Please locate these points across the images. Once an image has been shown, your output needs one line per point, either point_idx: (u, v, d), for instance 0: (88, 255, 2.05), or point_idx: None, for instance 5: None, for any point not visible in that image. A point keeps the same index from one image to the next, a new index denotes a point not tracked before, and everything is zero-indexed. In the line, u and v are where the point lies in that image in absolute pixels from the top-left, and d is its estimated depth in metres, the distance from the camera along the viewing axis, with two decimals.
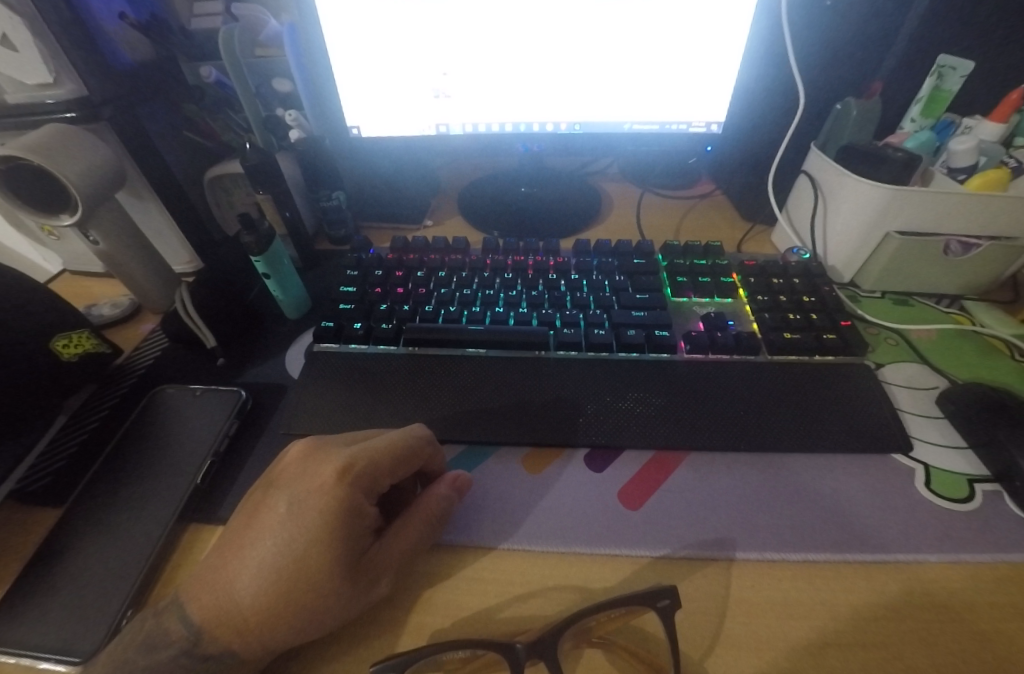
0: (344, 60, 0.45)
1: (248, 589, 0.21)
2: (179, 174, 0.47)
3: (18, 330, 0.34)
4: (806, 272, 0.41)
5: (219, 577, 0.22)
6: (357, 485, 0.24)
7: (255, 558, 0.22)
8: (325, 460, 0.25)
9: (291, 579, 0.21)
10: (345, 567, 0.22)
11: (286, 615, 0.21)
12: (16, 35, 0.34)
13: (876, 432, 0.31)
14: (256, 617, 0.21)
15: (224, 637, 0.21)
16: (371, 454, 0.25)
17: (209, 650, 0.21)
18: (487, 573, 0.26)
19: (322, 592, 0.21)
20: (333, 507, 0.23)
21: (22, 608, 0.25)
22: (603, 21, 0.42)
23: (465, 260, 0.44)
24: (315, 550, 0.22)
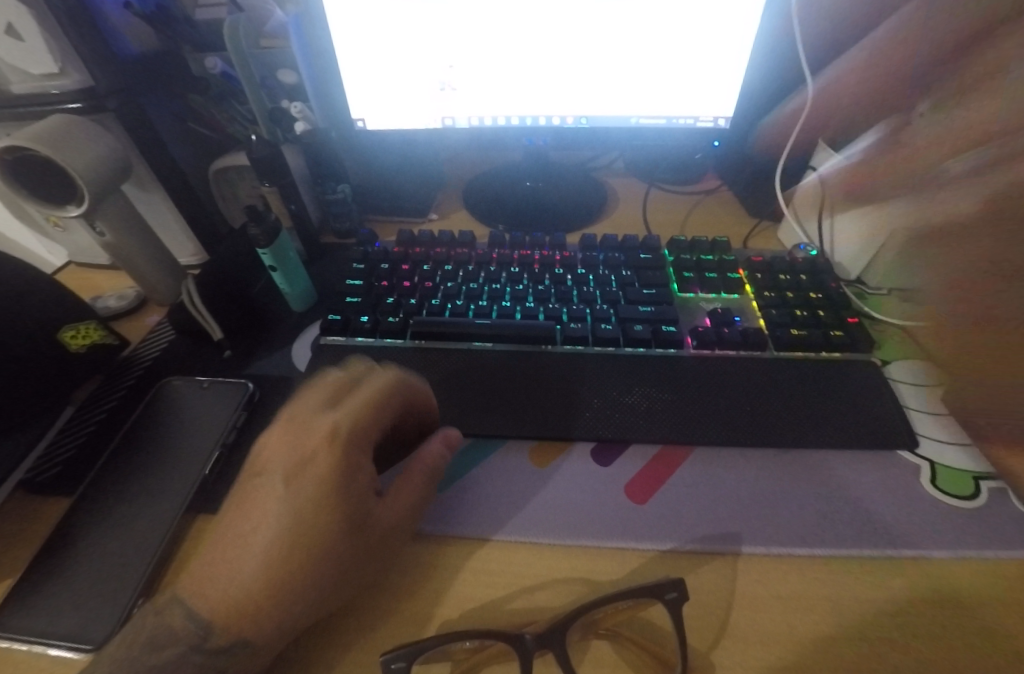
0: (350, 51, 0.45)
1: (254, 568, 0.21)
2: (184, 166, 0.47)
3: (27, 322, 0.34)
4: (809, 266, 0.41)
5: (220, 567, 0.22)
6: (349, 440, 0.25)
7: (254, 536, 0.22)
8: (311, 429, 0.26)
9: (297, 547, 0.22)
10: (351, 523, 0.23)
11: (296, 584, 0.21)
12: (23, 24, 0.34)
13: (882, 429, 0.31)
14: (266, 593, 0.21)
15: (236, 626, 0.21)
16: (362, 415, 0.26)
17: (219, 644, 0.21)
18: (491, 567, 0.26)
19: (332, 553, 0.22)
20: (332, 469, 0.23)
21: (34, 597, 0.25)
22: (611, 13, 0.42)
23: (471, 254, 0.44)
24: (318, 514, 0.22)
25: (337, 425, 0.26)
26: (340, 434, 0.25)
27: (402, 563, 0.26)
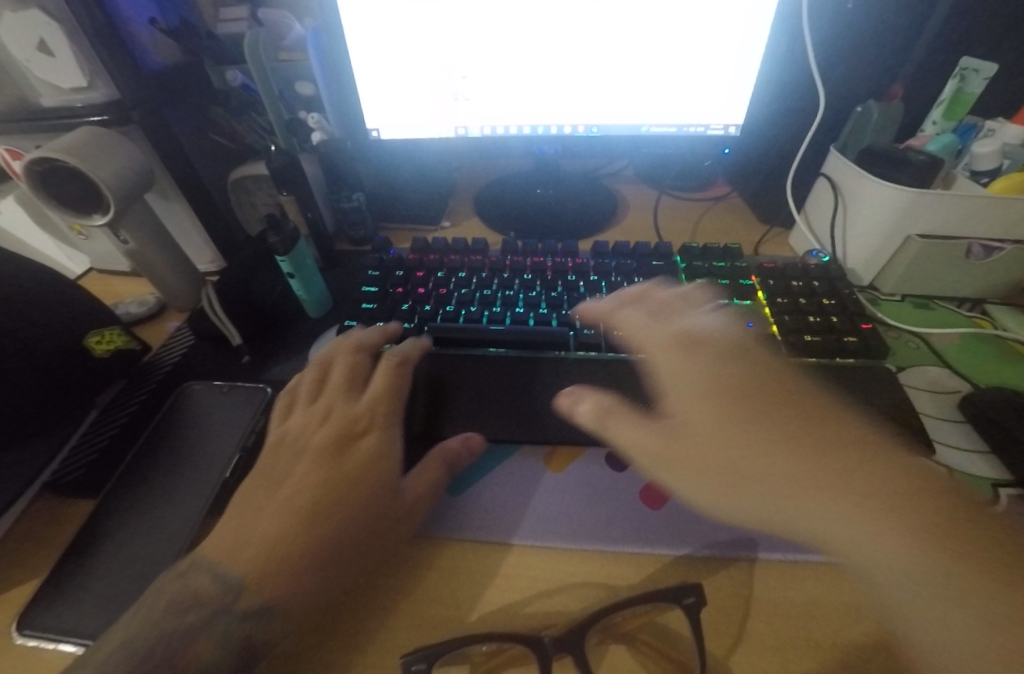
0: (365, 63, 0.46)
1: (293, 527, 0.24)
2: (204, 175, 0.48)
3: (54, 327, 0.35)
4: (694, 300, 0.39)
5: (252, 526, 0.25)
6: (379, 416, 0.31)
7: (291, 496, 0.26)
8: (342, 409, 0.31)
9: (332, 499, 0.26)
10: (378, 484, 0.27)
11: (325, 538, 0.24)
12: (54, 40, 0.36)
13: (899, 435, 0.31)
14: (295, 550, 0.23)
15: (271, 587, 0.22)
16: (388, 395, 0.32)
17: (251, 606, 0.22)
18: (521, 574, 0.26)
19: (360, 508, 0.26)
20: (372, 445, 0.29)
21: (62, 596, 0.26)
22: (622, 25, 0.42)
23: (484, 261, 0.45)
24: (358, 480, 0.27)
25: (368, 405, 0.31)
26: (371, 413, 0.31)
27: (418, 566, 0.26)
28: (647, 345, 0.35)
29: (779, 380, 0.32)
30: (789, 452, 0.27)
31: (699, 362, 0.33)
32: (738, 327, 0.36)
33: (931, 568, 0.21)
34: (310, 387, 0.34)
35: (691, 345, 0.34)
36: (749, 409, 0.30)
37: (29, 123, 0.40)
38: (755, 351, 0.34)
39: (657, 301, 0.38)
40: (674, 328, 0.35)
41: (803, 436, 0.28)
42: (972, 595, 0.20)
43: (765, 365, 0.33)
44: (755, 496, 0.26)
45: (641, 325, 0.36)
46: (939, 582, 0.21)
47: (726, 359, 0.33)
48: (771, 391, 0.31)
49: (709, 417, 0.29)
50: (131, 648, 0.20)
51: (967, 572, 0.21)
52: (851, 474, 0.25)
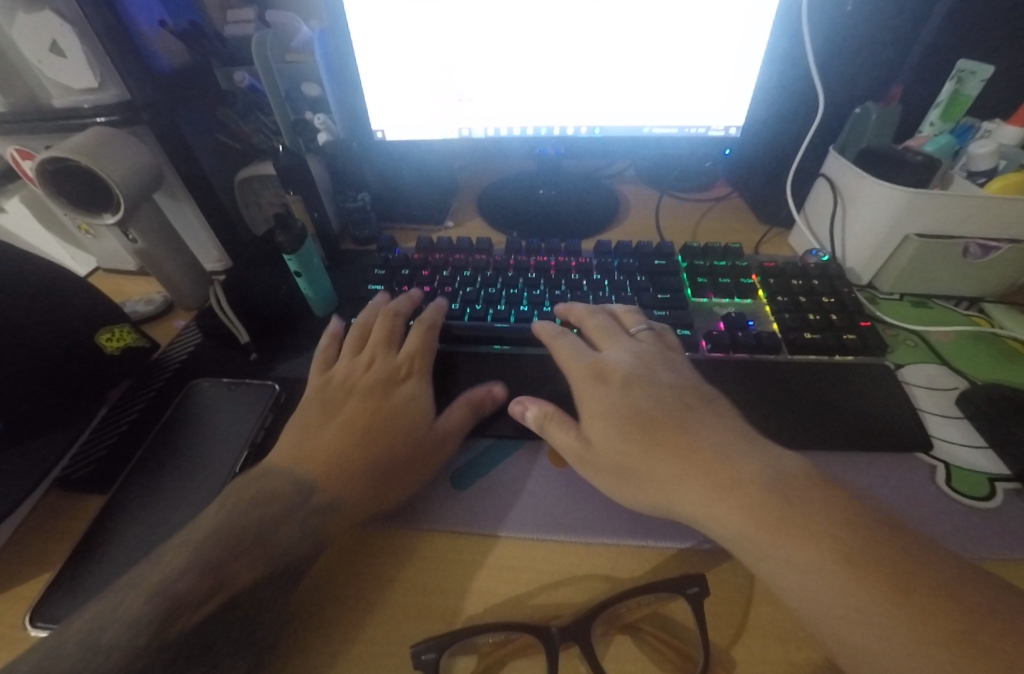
0: (371, 65, 0.46)
1: (353, 449, 0.29)
2: (211, 175, 0.49)
3: (66, 325, 0.36)
4: (630, 323, 0.38)
5: (314, 444, 0.30)
6: (416, 366, 0.35)
7: (347, 425, 0.31)
8: (384, 359, 0.36)
9: (380, 427, 0.31)
10: (419, 418, 0.32)
11: (379, 462, 0.29)
12: (66, 42, 0.36)
13: (898, 431, 0.31)
14: (350, 463, 0.28)
15: (337, 489, 0.27)
16: (423, 348, 0.36)
17: (321, 501, 0.26)
18: (510, 561, 0.27)
19: (404, 435, 0.30)
20: (412, 389, 0.34)
21: (77, 587, 0.26)
22: (624, 27, 0.43)
23: (488, 260, 0.45)
24: (405, 414, 0.32)
25: (406, 356, 0.36)
26: (409, 363, 0.35)
27: (427, 559, 0.27)
28: (570, 376, 0.34)
29: (676, 404, 0.30)
30: (679, 480, 0.26)
31: (605, 392, 0.31)
32: (659, 352, 0.34)
33: (819, 582, 0.20)
34: (352, 339, 0.38)
35: (601, 376, 0.33)
36: (632, 442, 0.28)
37: (40, 123, 0.40)
38: (671, 375, 0.32)
39: (588, 326, 0.38)
40: (590, 360, 0.34)
41: (688, 460, 0.26)
42: (860, 606, 0.19)
43: (668, 392, 0.31)
44: (652, 501, 0.27)
45: (569, 355, 0.35)
46: (831, 590, 0.20)
47: (625, 389, 0.31)
48: (642, 420, 0.29)
49: (615, 450, 0.28)
50: (224, 530, 0.23)
51: (856, 583, 0.20)
52: (744, 492, 0.24)
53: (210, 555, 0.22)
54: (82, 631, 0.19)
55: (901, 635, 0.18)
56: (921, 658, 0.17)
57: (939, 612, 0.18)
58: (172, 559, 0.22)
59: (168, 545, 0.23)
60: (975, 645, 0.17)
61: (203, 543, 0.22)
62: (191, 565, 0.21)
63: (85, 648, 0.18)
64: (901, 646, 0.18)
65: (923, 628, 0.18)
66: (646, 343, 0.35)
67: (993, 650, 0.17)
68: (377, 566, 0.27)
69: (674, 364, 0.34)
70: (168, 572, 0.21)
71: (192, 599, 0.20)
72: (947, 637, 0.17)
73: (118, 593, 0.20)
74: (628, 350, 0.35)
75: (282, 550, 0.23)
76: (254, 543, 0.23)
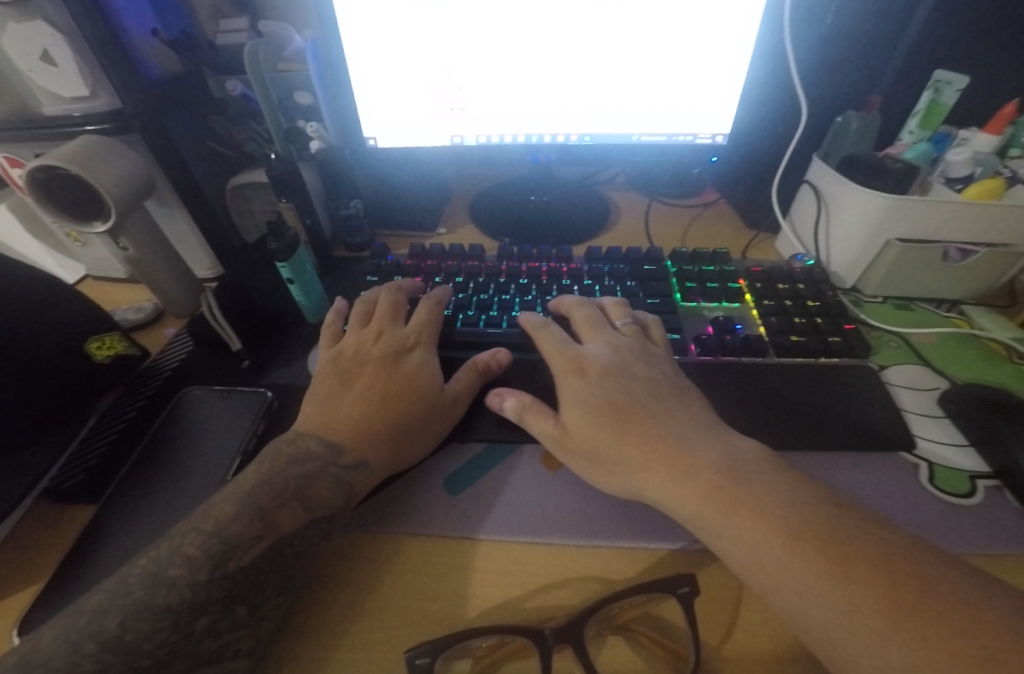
0: (364, 73, 0.47)
1: (370, 415, 0.31)
2: (203, 183, 0.49)
3: (55, 334, 0.35)
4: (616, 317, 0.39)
5: (335, 413, 0.31)
6: (424, 338, 0.37)
7: (364, 391, 0.33)
8: (391, 331, 0.37)
9: (396, 393, 0.33)
10: (430, 383, 0.34)
11: (398, 427, 0.31)
12: (57, 50, 0.36)
13: (882, 431, 0.32)
14: (369, 429, 0.30)
15: (363, 450, 0.29)
16: (429, 322, 0.38)
17: (349, 462, 0.29)
18: (496, 564, 0.27)
19: (420, 399, 0.33)
20: (420, 357, 0.35)
21: (65, 598, 0.26)
22: (612, 39, 0.44)
23: (481, 266, 0.46)
24: (417, 380, 0.34)
25: (413, 329, 0.38)
26: (417, 334, 0.37)
27: (421, 563, 0.27)
28: (552, 366, 0.35)
29: (649, 396, 0.31)
30: (646, 466, 0.27)
31: (584, 383, 0.32)
32: (637, 347, 0.35)
33: (767, 556, 0.22)
34: (358, 314, 0.39)
35: (582, 369, 0.33)
36: (605, 429, 0.29)
37: (30, 131, 0.40)
38: (647, 369, 0.33)
39: (576, 318, 0.38)
40: (573, 351, 0.35)
41: (655, 449, 0.28)
42: (804, 577, 0.21)
43: (642, 384, 0.32)
44: (620, 484, 0.28)
45: (553, 347, 0.35)
46: (779, 564, 0.22)
47: (602, 381, 0.32)
48: (616, 410, 0.30)
49: (589, 436, 0.29)
50: (267, 485, 0.26)
51: (801, 558, 0.21)
52: (703, 477, 0.26)
53: (257, 503, 0.25)
54: (149, 567, 0.22)
55: (839, 599, 0.20)
56: (858, 621, 0.19)
57: (874, 580, 0.20)
58: (223, 508, 0.25)
59: (218, 496, 0.26)
60: (903, 608, 0.19)
61: (226, 521, 0.24)
62: (241, 513, 0.24)
63: (150, 584, 0.21)
64: (839, 611, 0.20)
65: (857, 594, 0.20)
66: (627, 338, 0.36)
67: (919, 612, 0.19)
68: (370, 572, 0.27)
69: (652, 359, 0.34)
70: (220, 520, 0.24)
71: (244, 539, 0.23)
72: (879, 604, 0.19)
73: (177, 538, 0.23)
74: (608, 344, 0.35)
75: (317, 503, 0.26)
76: (293, 496, 0.26)
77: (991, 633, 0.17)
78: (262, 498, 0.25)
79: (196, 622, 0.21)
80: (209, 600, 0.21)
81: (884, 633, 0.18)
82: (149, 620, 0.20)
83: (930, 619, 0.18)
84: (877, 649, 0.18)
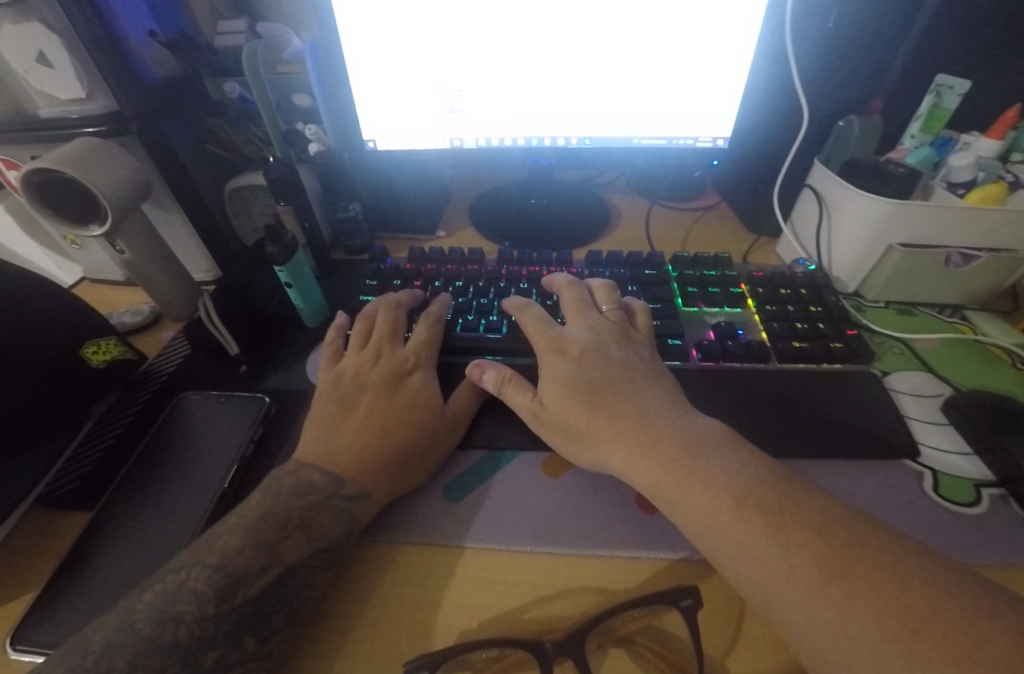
0: (364, 75, 0.46)
1: (368, 439, 0.31)
2: (201, 186, 0.48)
3: (50, 339, 0.35)
4: (603, 299, 0.39)
5: (335, 440, 0.31)
6: (423, 357, 0.37)
7: (365, 419, 0.32)
8: (389, 351, 0.37)
9: (396, 417, 0.32)
10: (431, 405, 0.33)
11: (397, 446, 0.30)
12: (52, 52, 0.36)
13: (885, 439, 0.32)
14: (371, 453, 0.30)
15: (361, 480, 0.29)
16: (428, 340, 0.38)
17: (351, 492, 0.28)
18: (476, 573, 0.27)
19: (421, 422, 0.32)
20: (419, 379, 0.35)
21: (58, 610, 0.25)
22: (612, 42, 0.44)
23: (480, 270, 0.45)
24: (417, 403, 0.33)
25: (413, 348, 0.37)
26: (416, 355, 0.37)
27: (420, 574, 0.27)
28: (535, 346, 0.35)
29: (623, 375, 0.31)
30: (612, 439, 0.28)
31: (563, 362, 0.33)
32: (618, 331, 0.36)
33: (714, 520, 0.23)
34: (358, 335, 0.38)
35: (562, 349, 0.34)
36: (577, 405, 0.30)
37: (25, 134, 0.40)
38: (625, 352, 0.34)
39: (564, 300, 0.39)
40: (554, 333, 0.35)
41: (622, 423, 0.28)
42: (748, 539, 0.22)
43: (618, 365, 0.32)
44: (589, 456, 0.29)
45: (536, 328, 0.36)
46: (725, 527, 0.23)
47: (580, 360, 0.33)
48: (590, 387, 0.31)
49: (563, 411, 0.30)
50: (271, 516, 0.26)
51: (745, 522, 0.22)
52: (663, 449, 0.26)
53: (263, 535, 0.25)
54: (156, 601, 0.22)
55: (777, 560, 0.21)
56: (794, 582, 0.20)
57: (810, 543, 0.21)
58: (229, 540, 0.25)
59: (220, 527, 0.26)
60: (835, 568, 0.20)
61: (225, 553, 0.24)
62: (246, 546, 0.24)
63: (159, 619, 0.21)
64: (779, 572, 0.21)
65: (794, 555, 0.21)
66: (609, 322, 0.36)
67: (850, 571, 0.19)
68: (368, 582, 0.27)
69: (632, 343, 0.35)
70: (226, 552, 0.24)
71: (250, 571, 0.23)
72: (813, 564, 0.20)
73: (183, 570, 0.23)
74: (590, 326, 0.36)
75: (322, 533, 0.26)
76: (297, 528, 0.26)
77: (913, 593, 0.18)
78: (267, 530, 0.25)
79: (206, 656, 0.21)
80: (217, 634, 0.21)
81: (817, 591, 0.19)
82: (157, 656, 0.20)
83: (857, 578, 0.19)
84: (811, 608, 0.19)
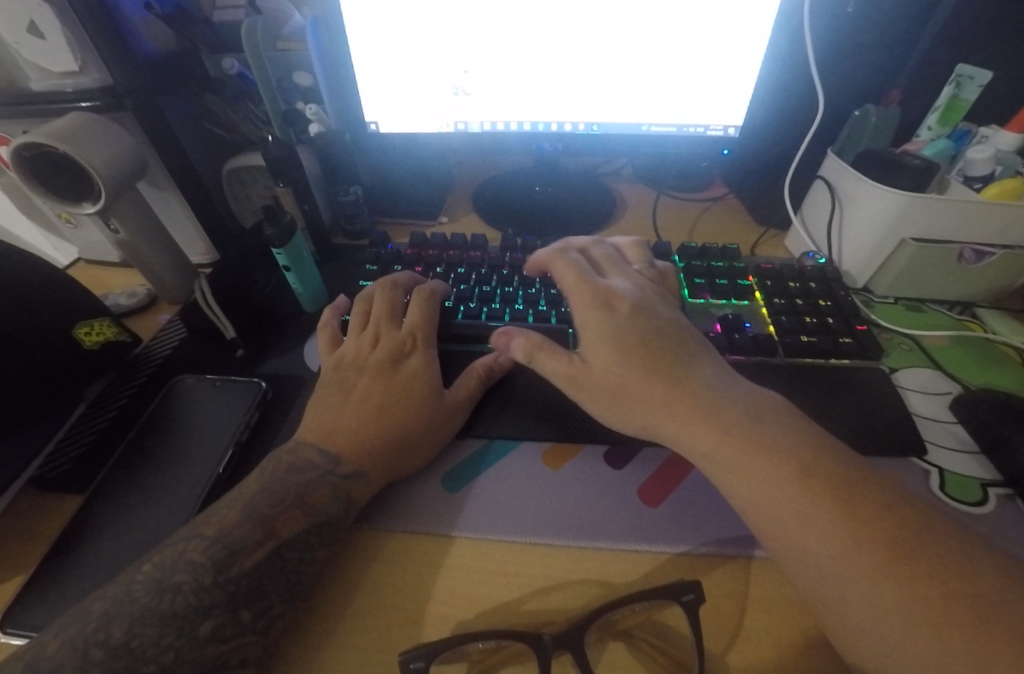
0: (366, 53, 0.45)
1: (363, 422, 0.30)
2: (198, 164, 0.47)
3: (42, 317, 0.34)
4: (633, 257, 0.37)
5: (334, 421, 0.30)
6: (420, 340, 0.35)
7: (362, 400, 0.31)
8: (388, 334, 0.36)
9: (393, 401, 0.31)
10: (428, 391, 0.32)
11: (395, 431, 0.30)
12: (43, 21, 0.35)
13: (892, 435, 0.31)
14: (369, 435, 0.29)
15: (358, 459, 0.28)
16: (425, 322, 0.36)
17: (348, 471, 0.27)
18: (472, 561, 0.26)
19: (418, 408, 0.31)
20: (420, 363, 0.34)
21: (48, 591, 0.25)
22: (624, 26, 0.42)
23: (483, 257, 0.44)
24: (416, 389, 0.32)
25: (410, 330, 0.36)
26: (413, 338, 0.35)
27: (414, 561, 0.26)
28: (573, 301, 0.32)
29: (677, 342, 0.29)
30: (668, 405, 0.26)
31: (612, 318, 0.30)
32: (659, 292, 0.34)
33: (777, 491, 0.22)
34: (355, 320, 0.37)
35: (609, 304, 0.31)
36: (630, 368, 0.28)
37: (17, 107, 0.38)
38: (672, 312, 0.32)
39: (594, 257, 0.36)
40: (598, 285, 0.32)
41: (683, 392, 0.27)
42: (811, 509, 0.21)
43: (670, 326, 0.30)
44: (640, 421, 0.27)
45: (577, 280, 0.32)
46: (788, 498, 0.22)
47: (633, 318, 0.30)
48: (646, 346, 0.28)
49: (614, 374, 0.28)
50: (267, 493, 0.26)
51: (810, 493, 0.21)
52: (724, 417, 0.25)
53: (260, 510, 0.25)
54: (153, 572, 0.21)
55: (841, 535, 0.20)
56: (857, 560, 0.19)
57: (878, 526, 0.20)
58: (226, 514, 0.24)
59: (218, 502, 0.26)
60: (900, 550, 0.19)
61: (221, 527, 0.24)
62: (243, 520, 0.24)
63: (155, 589, 0.21)
64: (840, 548, 0.20)
65: (861, 531, 0.20)
66: (646, 280, 0.35)
67: (914, 552, 0.19)
68: (363, 567, 0.26)
69: (673, 305, 0.33)
70: (223, 525, 0.24)
71: (246, 544, 0.23)
72: (880, 542, 0.19)
73: (180, 543, 0.23)
74: (632, 282, 0.34)
75: (319, 510, 0.25)
76: (294, 504, 0.25)
77: (981, 585, 0.18)
78: (263, 505, 0.25)
79: (200, 627, 0.20)
80: (213, 605, 0.21)
81: (880, 571, 0.19)
82: (154, 626, 0.20)
83: (924, 560, 0.19)
84: (871, 585, 0.19)
